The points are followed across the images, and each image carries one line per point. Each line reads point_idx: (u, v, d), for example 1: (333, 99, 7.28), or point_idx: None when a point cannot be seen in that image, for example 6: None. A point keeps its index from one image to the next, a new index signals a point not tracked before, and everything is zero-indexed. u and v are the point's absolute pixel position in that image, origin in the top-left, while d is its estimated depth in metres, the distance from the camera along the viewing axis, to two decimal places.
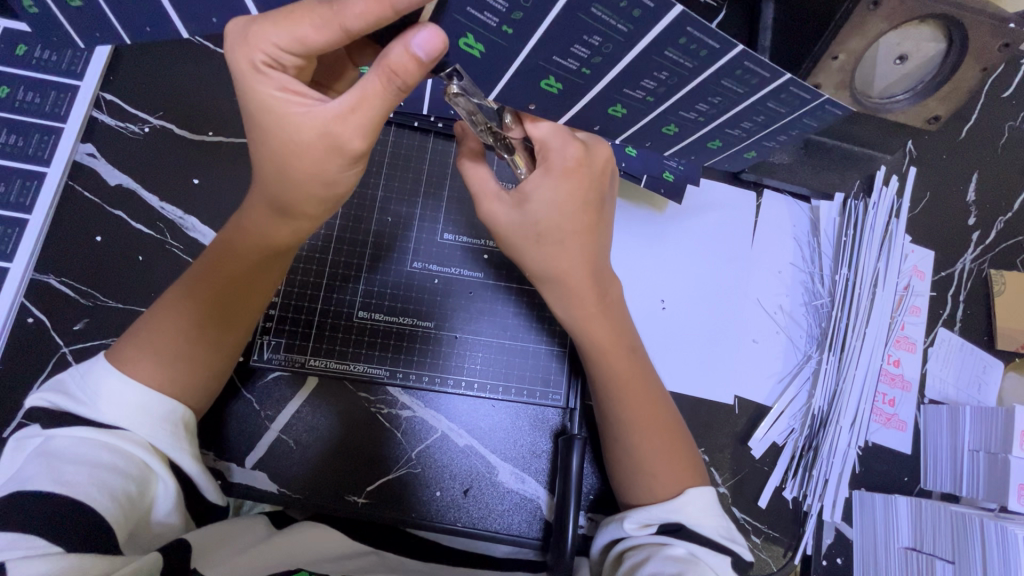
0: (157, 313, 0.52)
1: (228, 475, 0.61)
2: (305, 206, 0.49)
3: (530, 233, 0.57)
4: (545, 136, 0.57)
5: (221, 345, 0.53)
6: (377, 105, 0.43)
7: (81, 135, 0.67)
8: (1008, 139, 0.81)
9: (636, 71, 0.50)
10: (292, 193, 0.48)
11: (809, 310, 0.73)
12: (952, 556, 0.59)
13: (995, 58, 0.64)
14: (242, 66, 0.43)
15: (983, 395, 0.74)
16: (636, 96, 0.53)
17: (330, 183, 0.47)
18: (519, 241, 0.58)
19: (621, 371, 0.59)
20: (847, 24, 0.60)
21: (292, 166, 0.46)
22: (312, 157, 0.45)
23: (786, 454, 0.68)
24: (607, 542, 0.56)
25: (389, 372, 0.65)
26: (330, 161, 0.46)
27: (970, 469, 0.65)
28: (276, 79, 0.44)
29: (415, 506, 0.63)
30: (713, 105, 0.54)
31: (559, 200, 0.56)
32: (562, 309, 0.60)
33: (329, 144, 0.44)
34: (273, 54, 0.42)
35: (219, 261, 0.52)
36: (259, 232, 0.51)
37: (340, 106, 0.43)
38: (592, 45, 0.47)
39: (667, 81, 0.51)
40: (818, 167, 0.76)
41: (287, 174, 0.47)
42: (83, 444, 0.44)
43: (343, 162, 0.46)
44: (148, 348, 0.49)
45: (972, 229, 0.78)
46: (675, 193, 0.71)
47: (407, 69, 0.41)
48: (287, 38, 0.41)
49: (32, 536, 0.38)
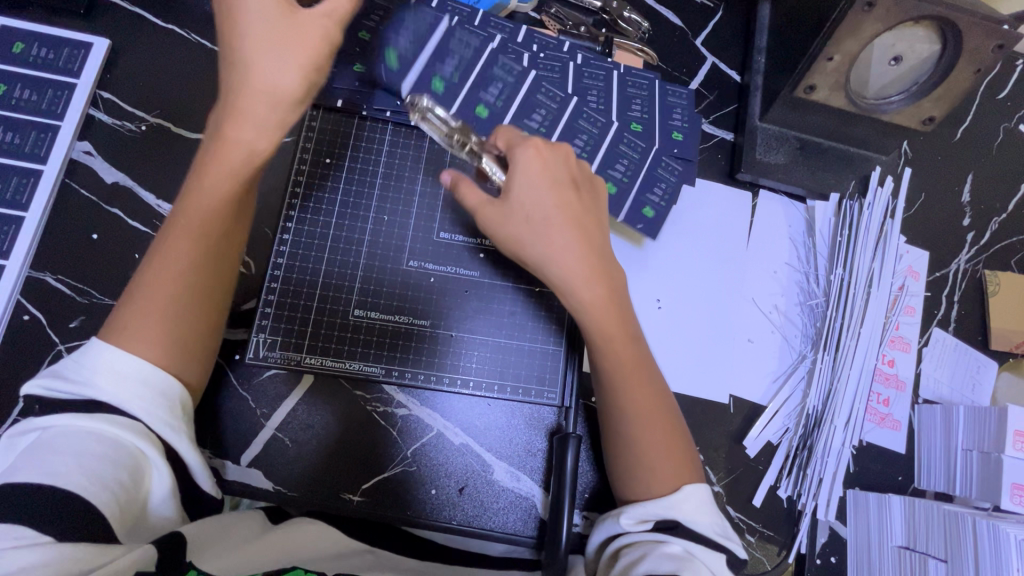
0: (149, 274, 0.51)
1: (223, 472, 0.61)
2: (292, 88, 0.55)
3: (521, 220, 0.59)
4: (506, 138, 0.61)
5: (224, 267, 0.55)
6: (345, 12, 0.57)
7: (77, 132, 0.67)
8: (1004, 139, 0.82)
9: (526, 107, 0.70)
10: (270, 83, 0.54)
11: (804, 309, 0.73)
12: (944, 554, 0.59)
13: (989, 60, 0.64)
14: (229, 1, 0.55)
15: (978, 395, 0.74)
16: (490, 100, 0.70)
17: (311, 68, 0.55)
18: (512, 232, 0.59)
19: (620, 351, 0.59)
20: (841, 25, 0.61)
21: (271, 51, 0.54)
22: (313, 35, 0.55)
23: (780, 453, 0.68)
24: (601, 540, 0.56)
25: (384, 370, 0.66)
26: (314, 47, 0.55)
27: (963, 468, 0.65)
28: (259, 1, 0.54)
29: (410, 503, 0.63)
30: (584, 141, 0.71)
31: (535, 181, 0.59)
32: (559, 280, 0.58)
33: (319, 38, 0.55)
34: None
35: (201, 188, 0.53)
36: (238, 135, 0.54)
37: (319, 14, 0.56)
38: (451, 67, 0.70)
39: (505, 92, 0.70)
40: (814, 168, 0.75)
41: (271, 57, 0.54)
42: (76, 434, 0.44)
43: (323, 54, 0.56)
44: (150, 308, 0.50)
45: (967, 229, 0.79)
46: (654, 228, 0.71)
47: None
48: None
49: (24, 527, 0.39)
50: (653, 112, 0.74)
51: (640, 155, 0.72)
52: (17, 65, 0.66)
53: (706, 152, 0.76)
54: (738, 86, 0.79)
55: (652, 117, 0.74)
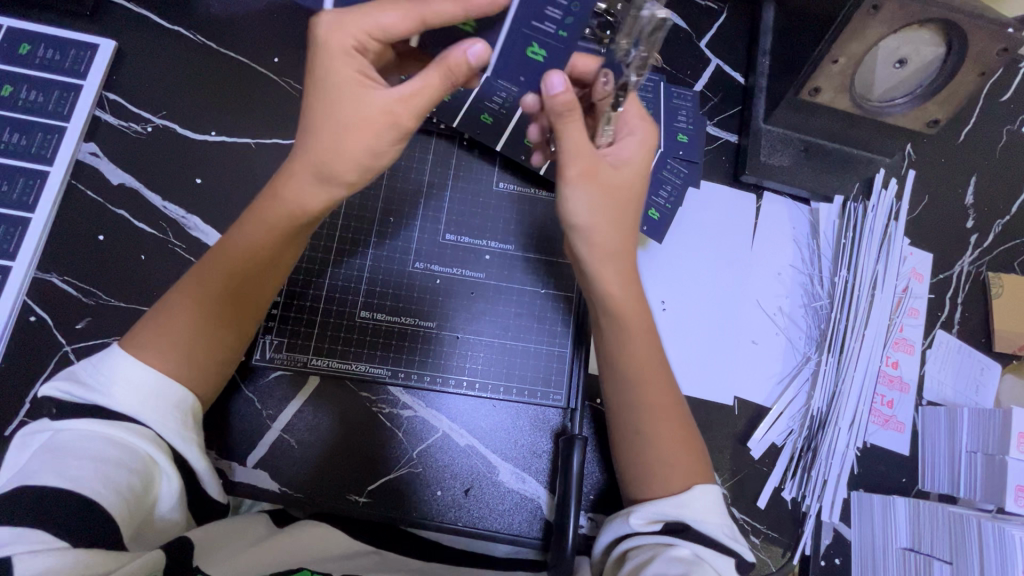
0: (170, 323, 0.50)
1: (230, 474, 0.62)
2: (348, 174, 0.50)
3: (620, 196, 0.56)
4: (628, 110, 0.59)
5: (239, 330, 0.53)
6: (433, 96, 0.49)
7: (83, 134, 0.67)
8: (1007, 141, 0.82)
9: None
10: (335, 160, 0.49)
11: (808, 311, 0.74)
12: (949, 557, 0.60)
13: (993, 63, 0.64)
14: (333, 50, 0.48)
15: (981, 397, 0.75)
16: None
17: (376, 154, 0.50)
18: (610, 203, 0.56)
19: (653, 394, 0.58)
20: (845, 29, 0.61)
21: (341, 143, 0.48)
22: (370, 130, 0.48)
23: (785, 454, 0.68)
24: (608, 543, 0.56)
25: (390, 372, 0.66)
26: (384, 135, 0.49)
27: (967, 470, 0.65)
28: (358, 62, 0.48)
29: (416, 505, 0.63)
30: None
31: (642, 165, 0.58)
32: (618, 286, 0.58)
33: (388, 122, 0.48)
34: (361, 40, 0.48)
35: (235, 239, 0.53)
36: (290, 199, 0.51)
37: (403, 90, 0.48)
38: None
39: None
40: (818, 170, 0.75)
41: (332, 152, 0.49)
42: (89, 437, 0.44)
43: (394, 138, 0.49)
44: (160, 340, 0.49)
45: (970, 231, 0.79)
46: (659, 230, 0.71)
47: (461, 69, 0.48)
48: (371, 26, 0.48)
49: (39, 530, 0.39)
50: (659, 114, 0.74)
51: None
52: (23, 67, 0.66)
53: (710, 154, 0.76)
54: (742, 87, 0.79)
55: (658, 120, 0.74)
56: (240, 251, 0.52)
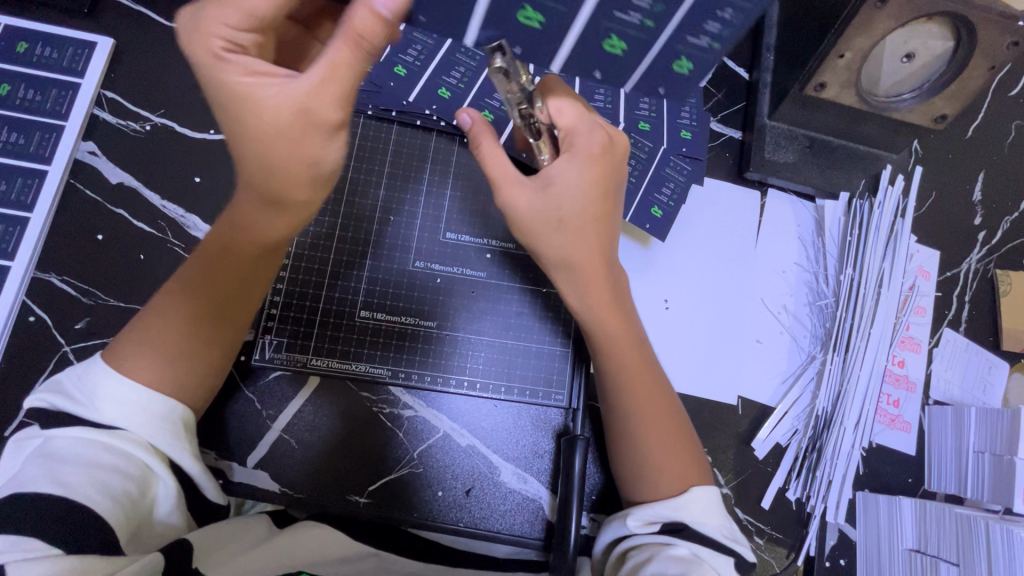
0: (150, 323, 0.51)
1: (229, 474, 0.61)
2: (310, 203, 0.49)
3: (551, 220, 0.56)
4: (569, 123, 0.56)
5: (217, 340, 0.53)
6: (347, 73, 0.42)
7: (81, 133, 0.67)
8: (1016, 136, 0.81)
9: None
10: (307, 198, 0.48)
11: (813, 310, 0.73)
12: (956, 558, 0.59)
13: (1003, 57, 0.63)
14: (203, 56, 0.42)
15: (988, 396, 0.74)
16: (495, 103, 0.70)
17: (316, 163, 0.45)
18: (537, 227, 0.56)
19: (647, 414, 0.57)
20: (852, 23, 0.60)
21: (269, 150, 0.44)
22: (291, 138, 0.43)
23: (789, 455, 0.68)
24: (608, 542, 0.56)
25: (390, 371, 0.65)
26: (309, 136, 0.43)
27: (974, 471, 0.64)
28: (238, 63, 0.42)
29: (417, 506, 0.63)
30: None
31: (583, 185, 0.55)
32: (573, 300, 0.59)
33: (304, 121, 0.43)
34: (229, 37, 0.42)
35: (209, 250, 0.52)
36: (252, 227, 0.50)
37: (311, 80, 0.42)
38: (456, 79, 0.70)
39: None
40: (823, 166, 0.74)
41: (270, 165, 0.45)
42: (81, 443, 0.44)
43: (323, 137, 0.44)
44: (147, 345, 0.49)
45: (978, 229, 0.78)
46: (662, 228, 0.70)
47: (372, 31, 0.41)
48: (237, 15, 0.42)
49: (33, 538, 0.39)
50: (661, 112, 0.73)
51: (647, 156, 0.71)
52: (21, 66, 0.66)
53: (713, 151, 0.75)
54: (746, 83, 0.78)
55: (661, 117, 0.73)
56: (216, 263, 0.52)
